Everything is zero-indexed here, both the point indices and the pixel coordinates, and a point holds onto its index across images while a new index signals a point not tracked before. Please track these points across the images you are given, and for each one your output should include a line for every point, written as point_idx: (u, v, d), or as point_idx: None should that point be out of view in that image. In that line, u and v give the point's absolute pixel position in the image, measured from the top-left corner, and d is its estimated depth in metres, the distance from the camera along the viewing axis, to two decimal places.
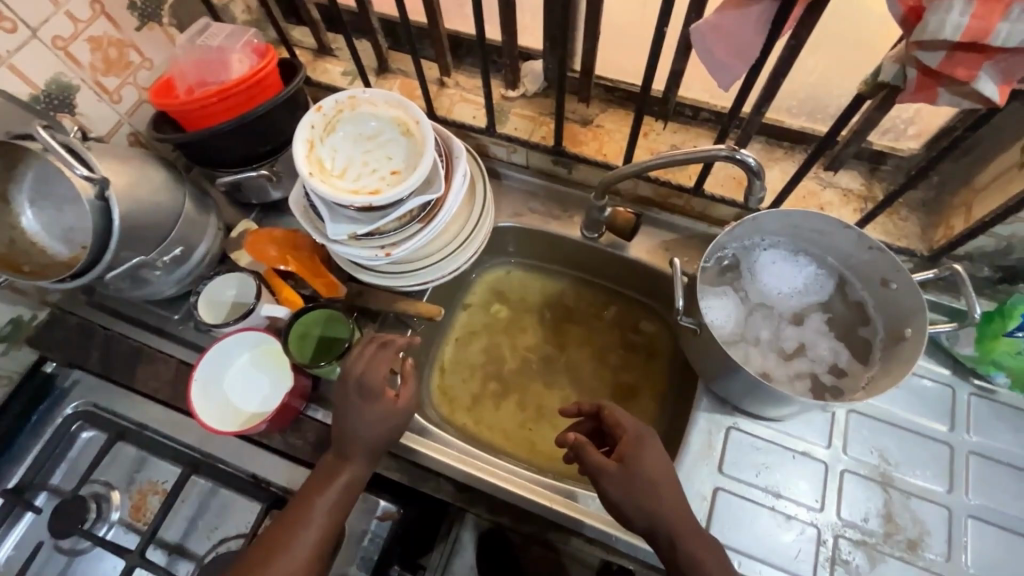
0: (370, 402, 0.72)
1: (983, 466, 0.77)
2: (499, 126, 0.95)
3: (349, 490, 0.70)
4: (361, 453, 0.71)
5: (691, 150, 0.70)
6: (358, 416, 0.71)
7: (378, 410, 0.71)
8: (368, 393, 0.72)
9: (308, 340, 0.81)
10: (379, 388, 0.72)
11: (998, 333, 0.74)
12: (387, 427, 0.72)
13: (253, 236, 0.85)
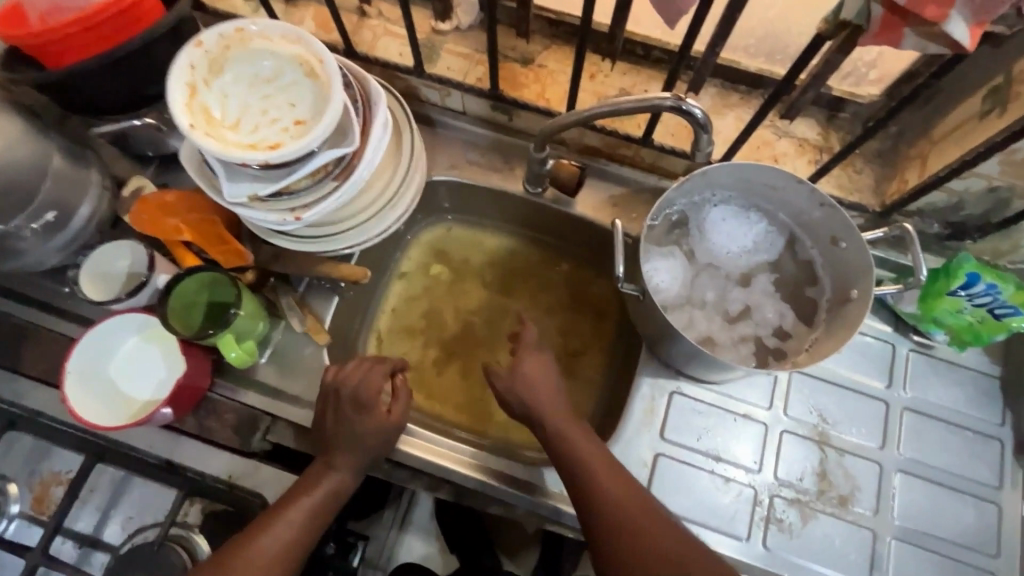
0: (363, 415, 0.71)
1: (917, 422, 0.77)
2: (430, 66, 0.84)
3: (328, 500, 0.69)
4: (345, 460, 0.70)
5: (636, 98, 0.62)
6: (354, 428, 0.71)
7: (370, 423, 0.71)
8: (362, 405, 0.71)
9: (196, 309, 0.72)
10: (373, 399, 0.72)
11: (942, 291, 0.73)
12: (379, 442, 0.71)
13: (140, 205, 0.74)
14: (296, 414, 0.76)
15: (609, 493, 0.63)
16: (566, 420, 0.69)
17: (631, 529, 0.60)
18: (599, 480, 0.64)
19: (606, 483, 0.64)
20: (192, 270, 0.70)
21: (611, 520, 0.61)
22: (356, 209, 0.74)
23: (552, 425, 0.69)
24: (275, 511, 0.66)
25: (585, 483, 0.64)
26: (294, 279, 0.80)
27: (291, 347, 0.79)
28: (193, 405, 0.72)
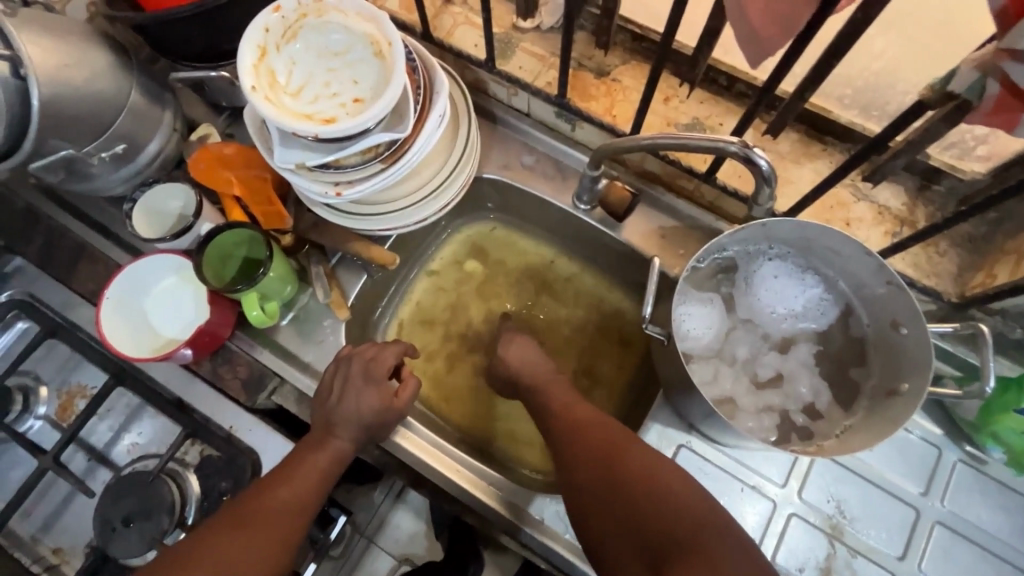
0: (370, 388, 0.70)
1: (948, 540, 0.70)
2: (502, 62, 0.82)
3: (331, 466, 0.67)
4: (348, 429, 0.69)
5: (695, 134, 0.58)
6: (359, 400, 0.69)
7: (377, 398, 0.70)
8: (370, 377, 0.71)
9: (232, 262, 0.75)
10: (386, 376, 0.72)
11: (1009, 407, 0.64)
12: (381, 419, 0.70)
13: (201, 154, 0.77)
14: (302, 380, 0.78)
15: (613, 479, 0.57)
16: (566, 415, 0.67)
17: (634, 517, 0.54)
18: (603, 467, 0.59)
19: (594, 451, 0.61)
20: (232, 225, 0.72)
21: (616, 510, 0.56)
22: (399, 194, 0.73)
23: (554, 421, 0.68)
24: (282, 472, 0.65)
25: (586, 474, 0.60)
26: (329, 250, 0.81)
27: (312, 316, 0.81)
28: (211, 351, 0.75)
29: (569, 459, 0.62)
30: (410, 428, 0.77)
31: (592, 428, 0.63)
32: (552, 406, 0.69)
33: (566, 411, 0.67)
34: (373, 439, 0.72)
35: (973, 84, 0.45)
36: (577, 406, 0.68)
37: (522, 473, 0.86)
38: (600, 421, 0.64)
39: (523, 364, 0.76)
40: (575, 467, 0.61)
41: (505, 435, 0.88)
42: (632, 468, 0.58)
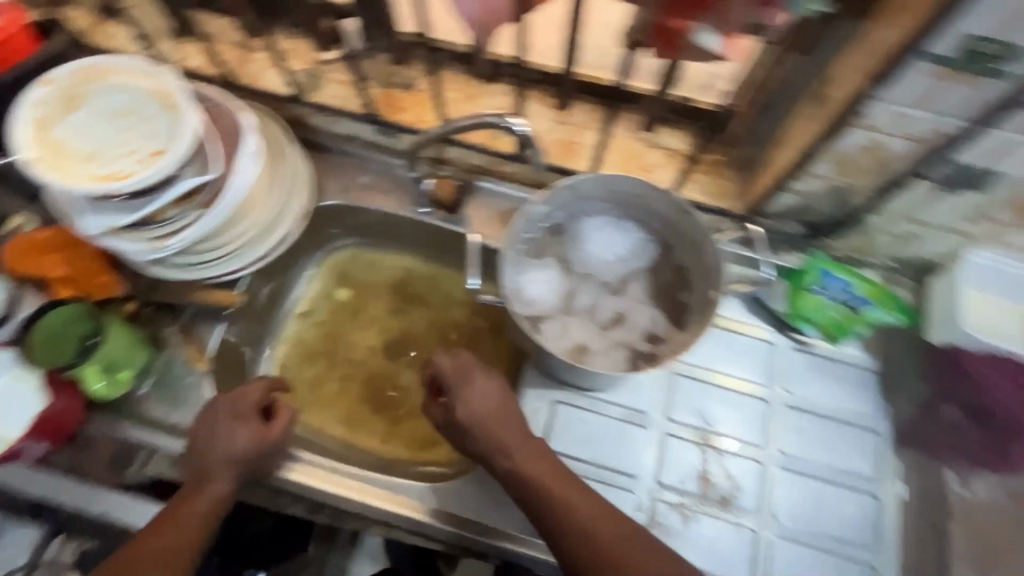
0: (237, 425, 0.69)
1: (798, 419, 0.78)
2: (314, 94, 0.88)
3: (214, 508, 0.66)
4: (221, 471, 0.67)
5: (466, 118, 0.66)
6: (228, 439, 0.68)
7: (245, 434, 0.69)
8: (237, 416, 0.70)
9: (64, 344, 0.69)
10: (250, 409, 0.71)
11: (801, 288, 0.77)
12: (255, 453, 0.69)
13: (10, 247, 0.74)
14: (170, 444, 0.74)
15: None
16: (569, 528, 0.60)
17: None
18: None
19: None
20: (55, 304, 0.70)
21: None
22: (231, 235, 0.75)
23: (561, 522, 0.60)
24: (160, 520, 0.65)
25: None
26: (178, 308, 0.80)
27: (173, 378, 0.78)
28: (65, 439, 0.72)
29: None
30: (299, 461, 0.75)
31: (603, 549, 0.58)
32: (551, 505, 0.61)
33: (573, 520, 0.60)
34: (256, 474, 0.71)
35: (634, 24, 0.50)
36: (577, 500, 0.61)
37: (427, 472, 0.85)
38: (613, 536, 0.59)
39: (486, 421, 0.65)
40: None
41: (404, 445, 0.88)
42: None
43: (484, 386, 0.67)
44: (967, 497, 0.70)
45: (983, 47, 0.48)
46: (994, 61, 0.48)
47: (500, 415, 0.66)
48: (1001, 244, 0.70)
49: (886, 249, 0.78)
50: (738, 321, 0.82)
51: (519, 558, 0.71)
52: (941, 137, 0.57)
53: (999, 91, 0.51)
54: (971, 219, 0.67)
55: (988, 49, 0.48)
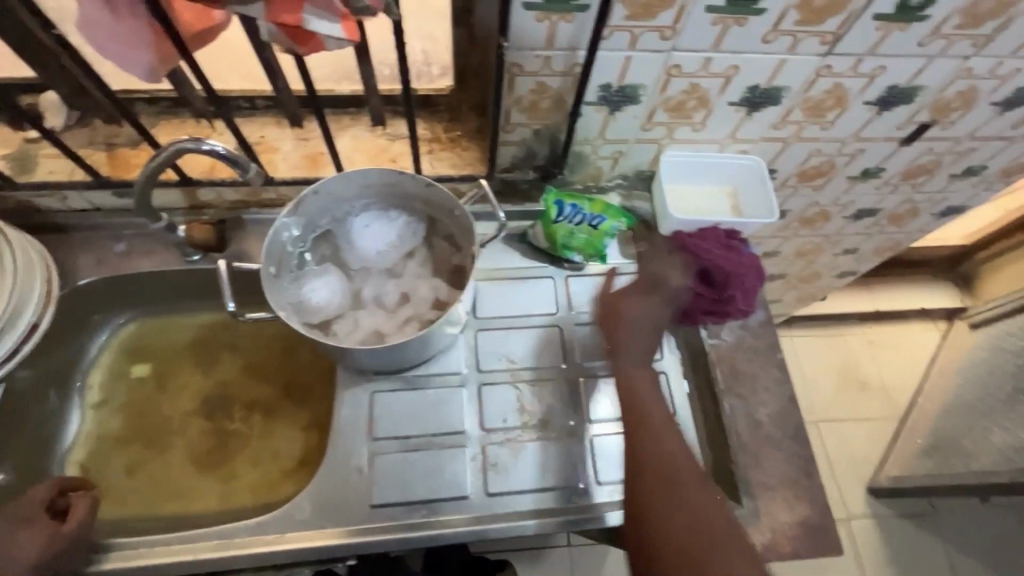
0: (20, 532, 0.64)
1: (587, 332, 0.88)
2: (28, 176, 0.81)
3: None
4: None
5: (164, 148, 0.67)
6: (7, 552, 0.62)
7: (29, 538, 0.63)
8: (18, 524, 0.64)
9: None
10: (33, 511, 0.66)
11: (550, 222, 0.86)
12: (47, 556, 0.64)
13: None
14: None
15: (674, 526, 0.63)
16: (676, 448, 0.68)
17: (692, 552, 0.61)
18: (674, 504, 0.64)
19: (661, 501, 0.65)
20: None
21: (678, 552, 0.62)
22: None
23: (641, 453, 0.68)
24: None
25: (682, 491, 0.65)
26: None
27: None
28: None
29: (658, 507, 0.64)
30: (112, 548, 0.70)
31: (668, 466, 0.67)
32: (648, 429, 0.70)
33: (643, 447, 0.69)
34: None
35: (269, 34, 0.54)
36: (660, 431, 0.69)
37: (270, 508, 0.82)
38: (664, 465, 0.67)
39: (639, 331, 0.76)
40: (671, 510, 0.64)
41: (244, 494, 0.84)
42: (719, 505, 0.64)
43: (645, 297, 0.77)
44: (719, 344, 0.85)
45: None
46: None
47: (638, 337, 0.76)
48: (674, 141, 0.87)
49: (609, 170, 0.92)
50: (518, 268, 0.91)
51: (373, 547, 0.73)
52: (578, 68, 0.70)
53: (589, 23, 0.64)
54: (645, 128, 0.83)
55: None
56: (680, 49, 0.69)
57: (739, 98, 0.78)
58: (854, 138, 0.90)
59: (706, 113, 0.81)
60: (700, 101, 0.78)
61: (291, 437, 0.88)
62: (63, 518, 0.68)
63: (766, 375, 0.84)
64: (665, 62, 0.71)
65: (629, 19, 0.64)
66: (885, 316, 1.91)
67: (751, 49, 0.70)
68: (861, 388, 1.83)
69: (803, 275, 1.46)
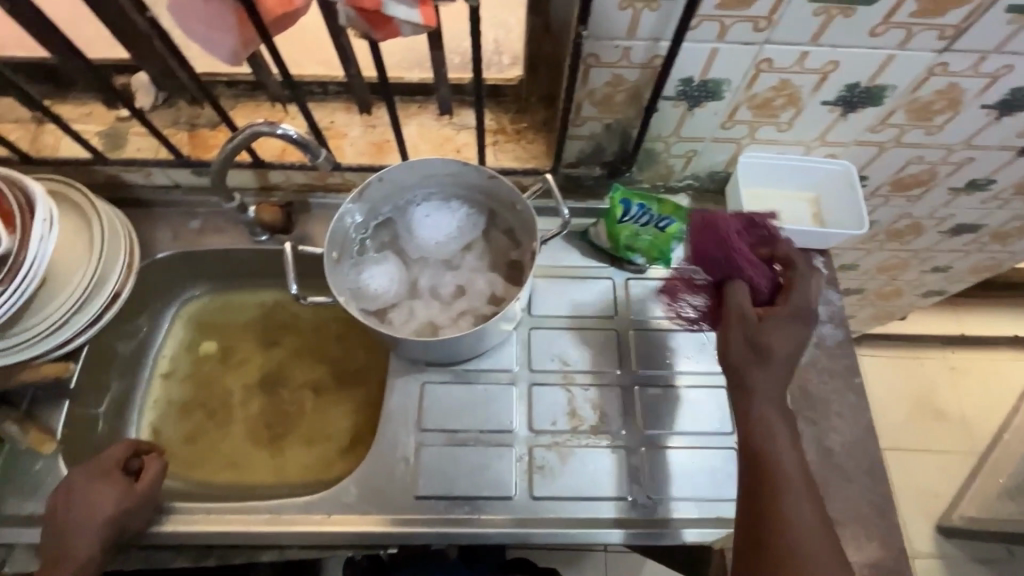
0: (97, 487, 0.68)
1: (646, 338, 0.85)
2: (117, 152, 0.86)
3: None
4: (82, 539, 0.65)
5: (240, 131, 0.69)
6: (86, 505, 0.67)
7: (105, 494, 0.68)
8: (96, 479, 0.69)
9: None
10: (110, 468, 0.70)
11: (614, 222, 0.83)
12: (118, 512, 0.68)
13: None
14: (25, 533, 0.70)
15: (783, 473, 0.58)
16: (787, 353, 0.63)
17: (793, 525, 0.55)
18: (800, 504, 0.56)
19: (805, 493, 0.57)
20: None
21: (769, 520, 0.56)
22: (52, 305, 0.74)
23: (759, 411, 0.61)
24: None
25: (778, 451, 0.59)
26: (13, 397, 0.77)
27: (17, 468, 0.74)
28: None
29: (762, 447, 0.59)
30: (175, 510, 0.73)
31: (797, 472, 0.58)
32: (758, 373, 0.62)
33: (777, 455, 0.59)
34: (125, 536, 0.69)
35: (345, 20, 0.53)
36: (760, 393, 0.62)
37: (318, 487, 0.84)
38: (770, 419, 0.61)
39: (786, 361, 0.63)
40: (790, 456, 0.59)
41: (295, 470, 0.86)
42: (803, 474, 0.58)
43: (787, 325, 0.64)
44: None
45: None
46: None
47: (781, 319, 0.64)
48: (754, 141, 0.81)
49: (681, 170, 0.87)
50: (577, 267, 0.89)
51: (416, 539, 0.73)
52: (659, 60, 0.66)
53: (676, 11, 0.60)
54: (725, 126, 0.77)
55: None
56: (774, 42, 0.64)
57: (835, 97, 0.72)
58: (964, 146, 0.81)
59: (794, 112, 0.75)
60: (790, 99, 0.72)
61: (341, 420, 0.89)
62: (135, 478, 0.72)
63: (841, 400, 0.77)
64: (755, 56, 0.66)
65: (722, 7, 0.59)
66: (972, 342, 1.73)
67: (855, 43, 0.64)
68: (938, 418, 1.67)
69: (883, 292, 1.35)
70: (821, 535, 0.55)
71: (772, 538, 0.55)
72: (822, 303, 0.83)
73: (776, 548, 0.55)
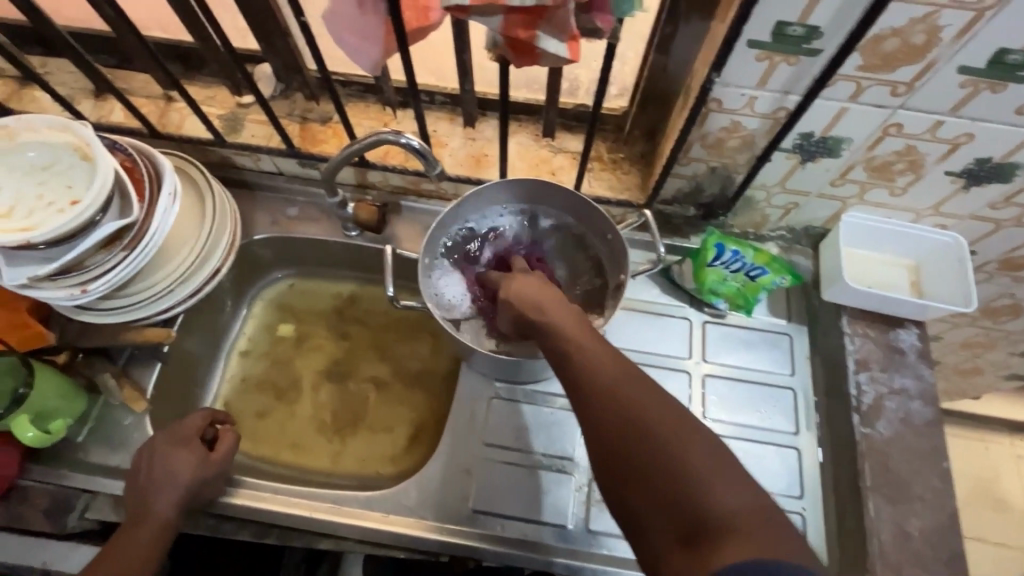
0: (178, 454, 0.71)
1: (718, 386, 0.83)
2: (234, 136, 0.90)
3: (157, 541, 0.67)
4: (162, 503, 0.68)
5: (365, 135, 0.72)
6: (167, 470, 0.70)
7: (185, 461, 0.71)
8: (177, 445, 0.72)
9: (40, 418, 0.72)
10: (191, 436, 0.73)
11: (704, 264, 0.82)
12: (196, 481, 0.71)
13: None
14: (109, 484, 0.75)
15: (638, 424, 0.49)
16: (574, 324, 0.60)
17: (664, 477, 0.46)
18: (608, 416, 0.51)
19: (630, 387, 0.52)
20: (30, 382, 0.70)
21: (642, 482, 0.47)
22: (160, 273, 0.77)
23: (560, 343, 0.58)
24: (101, 560, 0.65)
25: (630, 391, 0.51)
26: (113, 353, 0.82)
27: (110, 420, 0.79)
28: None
29: (606, 412, 0.51)
30: (242, 484, 0.76)
31: (603, 374, 0.53)
32: (578, 350, 0.57)
33: (589, 366, 0.54)
34: (199, 503, 0.72)
35: (490, 43, 0.55)
36: (599, 357, 0.55)
37: (375, 482, 0.86)
38: (612, 377, 0.53)
39: (543, 287, 0.66)
40: (639, 395, 0.51)
41: (354, 462, 0.88)
42: (657, 399, 0.50)
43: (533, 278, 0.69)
44: (872, 435, 0.76)
45: (789, 31, 0.56)
46: (803, 41, 0.57)
47: (565, 310, 0.62)
48: (861, 201, 0.79)
49: (776, 220, 0.86)
50: (656, 303, 0.88)
51: (469, 552, 0.74)
52: (783, 112, 0.65)
53: (814, 68, 0.59)
54: (835, 183, 0.75)
55: (795, 31, 0.56)
56: (909, 107, 0.62)
57: (961, 169, 0.69)
58: None
59: (913, 178, 0.72)
60: (911, 165, 0.70)
61: (402, 420, 0.91)
62: (211, 449, 0.75)
63: (924, 484, 0.73)
64: (886, 119, 0.64)
65: (863, 69, 0.58)
66: None
67: (998, 118, 0.61)
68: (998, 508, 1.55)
69: (961, 368, 1.27)
70: (704, 449, 0.47)
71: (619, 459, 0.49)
72: (912, 377, 0.79)
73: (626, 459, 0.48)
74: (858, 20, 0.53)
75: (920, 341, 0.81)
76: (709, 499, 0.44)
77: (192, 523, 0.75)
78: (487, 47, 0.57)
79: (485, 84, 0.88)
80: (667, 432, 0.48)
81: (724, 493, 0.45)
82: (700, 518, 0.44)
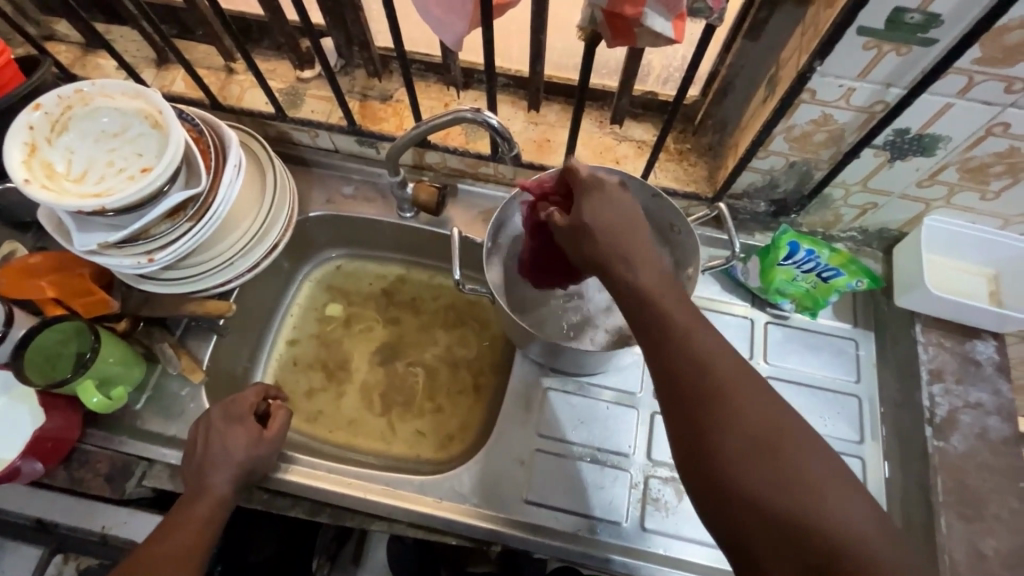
0: (237, 428, 0.71)
1: (781, 389, 0.80)
2: (294, 111, 0.89)
3: (217, 512, 0.67)
4: (220, 477, 0.68)
5: (439, 113, 0.70)
6: (224, 443, 0.70)
7: (243, 435, 0.71)
8: (233, 420, 0.72)
9: (104, 384, 0.73)
10: (247, 411, 0.73)
11: (774, 263, 0.79)
12: (254, 455, 0.71)
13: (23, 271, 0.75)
14: (168, 453, 0.75)
15: (759, 441, 0.43)
16: (655, 287, 0.50)
17: (782, 497, 0.41)
18: (705, 416, 0.44)
19: (738, 386, 0.44)
20: (94, 347, 0.71)
21: (748, 503, 0.42)
22: (220, 246, 0.76)
23: (645, 312, 0.49)
24: (163, 529, 0.65)
25: (744, 392, 0.44)
26: (171, 324, 0.82)
27: (167, 391, 0.80)
28: (61, 458, 0.73)
29: (715, 423, 0.44)
30: (295, 461, 0.77)
31: (701, 370, 0.45)
32: (662, 322, 0.48)
33: (682, 350, 0.46)
34: (254, 478, 0.72)
35: (586, 21, 0.53)
36: (699, 335, 0.47)
37: (423, 468, 0.86)
38: (722, 373, 0.45)
39: (614, 228, 0.52)
40: (752, 398, 0.44)
41: (401, 446, 0.88)
42: (778, 407, 0.44)
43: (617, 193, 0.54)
44: (945, 449, 0.73)
45: (906, 18, 0.53)
46: (919, 30, 0.53)
47: (657, 283, 0.50)
48: (947, 206, 0.75)
49: (849, 221, 0.82)
50: (716, 300, 0.85)
51: (521, 543, 0.73)
52: (881, 106, 0.62)
53: (926, 59, 0.56)
54: (922, 184, 0.72)
55: (913, 19, 0.53)
56: (1021, 107, 0.58)
57: None
58: None
59: (1009, 183, 0.68)
60: (1011, 168, 0.66)
61: (450, 406, 0.90)
62: (265, 427, 0.75)
63: (999, 502, 0.71)
64: (992, 118, 0.60)
65: (980, 63, 0.55)
66: None
67: None
68: None
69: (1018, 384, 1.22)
70: (828, 471, 0.42)
71: (710, 460, 0.43)
72: (989, 391, 0.76)
73: (725, 463, 0.43)
74: (986, 9, 0.49)
75: (998, 354, 0.77)
76: (834, 523, 0.40)
77: (248, 497, 0.76)
78: (580, 25, 0.54)
79: (552, 66, 0.85)
80: (783, 446, 0.42)
81: (854, 513, 0.41)
82: (833, 543, 0.39)
